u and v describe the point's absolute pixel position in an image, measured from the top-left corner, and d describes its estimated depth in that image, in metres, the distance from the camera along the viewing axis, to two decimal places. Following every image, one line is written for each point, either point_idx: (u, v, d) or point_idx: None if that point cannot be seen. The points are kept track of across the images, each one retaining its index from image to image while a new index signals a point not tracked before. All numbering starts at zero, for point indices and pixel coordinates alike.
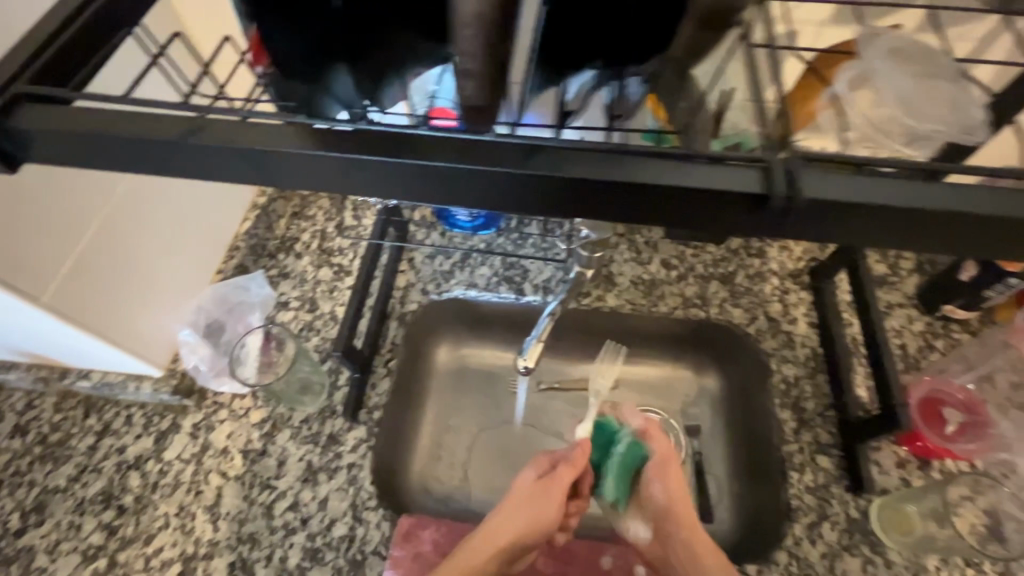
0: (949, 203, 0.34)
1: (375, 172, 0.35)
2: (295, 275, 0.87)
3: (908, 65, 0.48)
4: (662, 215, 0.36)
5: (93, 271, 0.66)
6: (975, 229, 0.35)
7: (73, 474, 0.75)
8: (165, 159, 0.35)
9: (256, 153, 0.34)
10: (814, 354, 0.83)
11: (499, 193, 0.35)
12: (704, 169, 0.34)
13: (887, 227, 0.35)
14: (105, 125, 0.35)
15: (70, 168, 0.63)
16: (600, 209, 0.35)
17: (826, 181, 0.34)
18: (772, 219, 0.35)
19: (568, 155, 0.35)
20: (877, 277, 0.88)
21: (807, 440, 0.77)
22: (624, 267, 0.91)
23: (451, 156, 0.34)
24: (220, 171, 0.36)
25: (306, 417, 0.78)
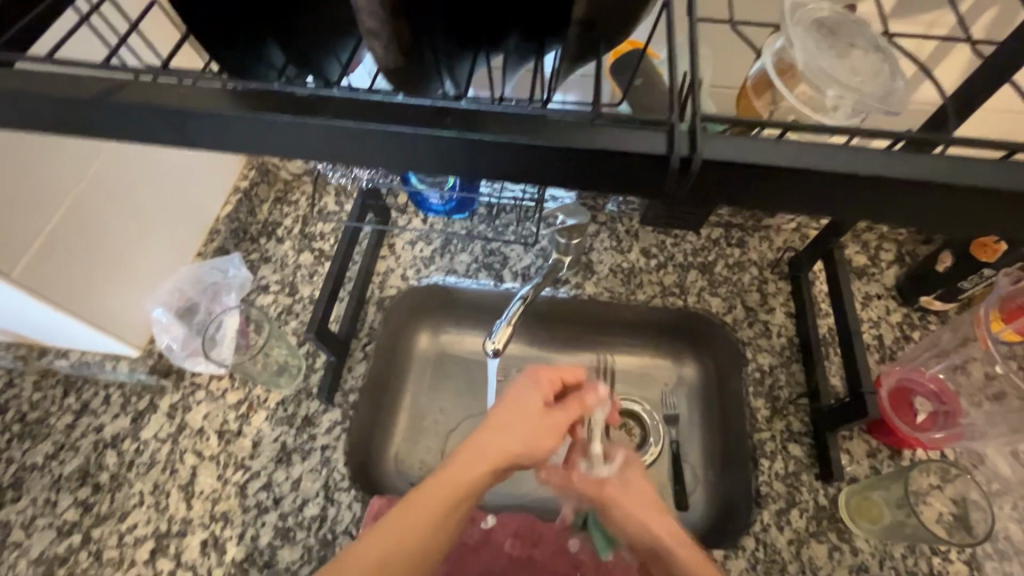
0: (867, 168, 0.33)
1: (289, 133, 0.35)
2: (276, 260, 0.88)
3: (824, 39, 0.45)
4: (587, 179, 0.35)
5: (64, 248, 0.66)
6: (900, 197, 0.34)
7: (51, 451, 0.76)
8: (105, 123, 0.35)
9: (181, 113, 0.34)
10: (790, 343, 0.83)
11: (414, 154, 0.35)
12: (614, 130, 0.34)
13: (819, 194, 0.34)
14: (40, 85, 0.35)
15: (41, 140, 0.62)
16: (514, 172, 0.35)
17: (737, 146, 0.33)
18: (685, 183, 0.34)
19: (483, 118, 0.34)
20: (856, 268, 0.88)
21: (779, 429, 0.77)
22: (604, 255, 0.91)
23: (360, 115, 0.34)
24: (142, 132, 0.36)
25: (281, 399, 0.79)
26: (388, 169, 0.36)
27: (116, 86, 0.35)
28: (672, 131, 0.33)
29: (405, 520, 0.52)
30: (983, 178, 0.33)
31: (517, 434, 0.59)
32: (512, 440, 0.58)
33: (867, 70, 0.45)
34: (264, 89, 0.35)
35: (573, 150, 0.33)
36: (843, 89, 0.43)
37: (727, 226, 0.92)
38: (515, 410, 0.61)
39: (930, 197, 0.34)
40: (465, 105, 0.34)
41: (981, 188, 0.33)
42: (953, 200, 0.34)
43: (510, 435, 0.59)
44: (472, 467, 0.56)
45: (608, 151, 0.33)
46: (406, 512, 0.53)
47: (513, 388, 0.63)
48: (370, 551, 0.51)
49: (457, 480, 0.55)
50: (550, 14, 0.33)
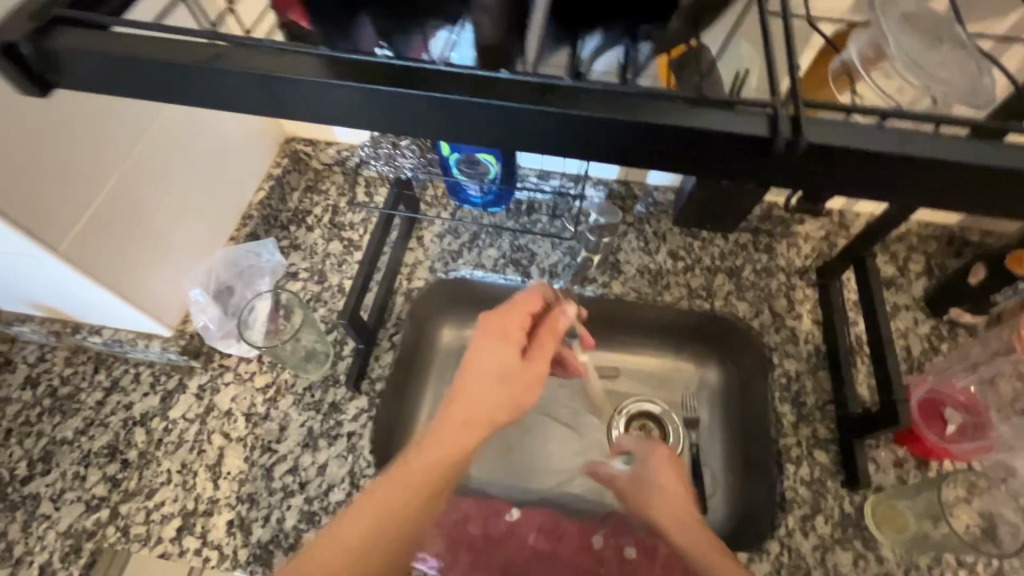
0: (951, 155, 0.34)
1: (388, 104, 0.35)
2: (305, 247, 0.89)
3: (915, 33, 0.46)
4: (680, 159, 0.36)
5: (110, 225, 0.66)
6: (972, 183, 0.34)
7: (80, 427, 0.77)
8: (203, 89, 0.36)
9: (286, 82, 0.35)
10: (817, 350, 0.83)
11: (508, 128, 0.36)
12: (712, 111, 0.34)
13: (900, 179, 0.35)
14: (141, 49, 0.35)
15: (99, 116, 0.62)
16: (604, 150, 0.36)
17: (828, 131, 0.34)
18: (777, 164, 0.35)
19: (582, 96, 0.35)
20: (885, 278, 0.88)
21: (805, 435, 0.77)
22: (632, 255, 0.91)
23: (465, 89, 0.34)
24: (243, 98, 0.36)
25: (308, 385, 0.80)
26: (481, 143, 0.37)
27: (220, 54, 0.35)
28: (774, 114, 0.34)
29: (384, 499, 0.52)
30: None
31: (493, 397, 0.56)
32: (484, 405, 0.56)
33: (953, 65, 0.45)
34: (365, 61, 0.35)
35: (672, 129, 0.34)
36: (927, 78, 0.44)
37: (756, 231, 0.92)
38: (489, 359, 0.58)
39: (1001, 190, 0.35)
40: (563, 82, 0.35)
41: None
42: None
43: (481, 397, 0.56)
44: (455, 431, 0.55)
45: (707, 130, 0.34)
46: (386, 488, 0.52)
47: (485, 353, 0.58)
48: (349, 532, 0.50)
49: (436, 453, 0.54)
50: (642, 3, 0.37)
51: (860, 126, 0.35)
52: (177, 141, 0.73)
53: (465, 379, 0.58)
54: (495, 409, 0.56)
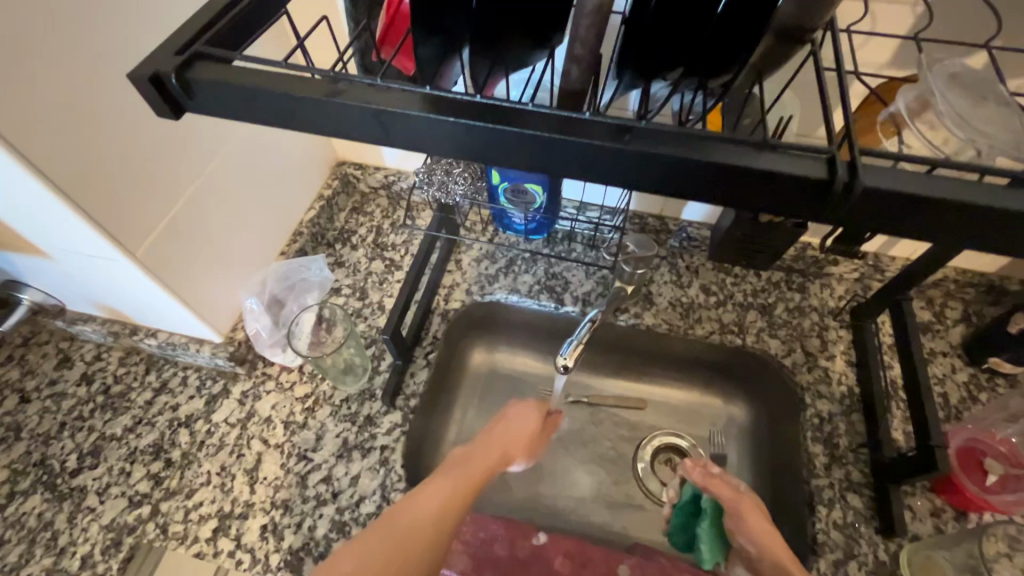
0: (998, 202, 0.35)
1: (477, 136, 0.38)
2: (349, 265, 0.94)
3: (962, 91, 0.49)
4: (742, 198, 0.39)
5: (181, 234, 0.71)
6: (1015, 231, 0.36)
7: (129, 424, 0.80)
8: (317, 118, 0.40)
9: (389, 114, 0.38)
10: (850, 392, 0.83)
11: (585, 163, 0.39)
12: (776, 155, 0.37)
13: (946, 225, 0.37)
14: (269, 81, 0.39)
15: (186, 135, 0.68)
16: (672, 184, 0.38)
17: (884, 174, 0.36)
18: (837, 206, 0.37)
19: (656, 136, 0.38)
20: (921, 323, 0.88)
21: (838, 477, 0.76)
22: (663, 288, 0.93)
23: (550, 127, 0.38)
24: (350, 128, 0.40)
25: (346, 397, 0.82)
26: (557, 174, 0.40)
27: (335, 88, 0.39)
28: (833, 160, 0.36)
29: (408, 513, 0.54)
30: None
31: (511, 443, 0.70)
32: (499, 449, 0.67)
33: (1000, 121, 0.47)
34: (463, 98, 0.39)
35: (741, 170, 0.37)
36: (972, 131, 0.46)
37: (788, 271, 0.94)
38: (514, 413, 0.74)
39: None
40: (640, 124, 0.38)
41: None
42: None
43: (500, 446, 0.68)
44: (486, 455, 0.65)
45: (775, 172, 0.36)
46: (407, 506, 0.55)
47: (514, 406, 0.74)
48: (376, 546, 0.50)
49: (458, 477, 0.60)
50: (721, 54, 0.40)
51: (916, 171, 0.37)
52: (246, 162, 0.79)
53: (489, 433, 0.70)
54: (512, 449, 0.69)
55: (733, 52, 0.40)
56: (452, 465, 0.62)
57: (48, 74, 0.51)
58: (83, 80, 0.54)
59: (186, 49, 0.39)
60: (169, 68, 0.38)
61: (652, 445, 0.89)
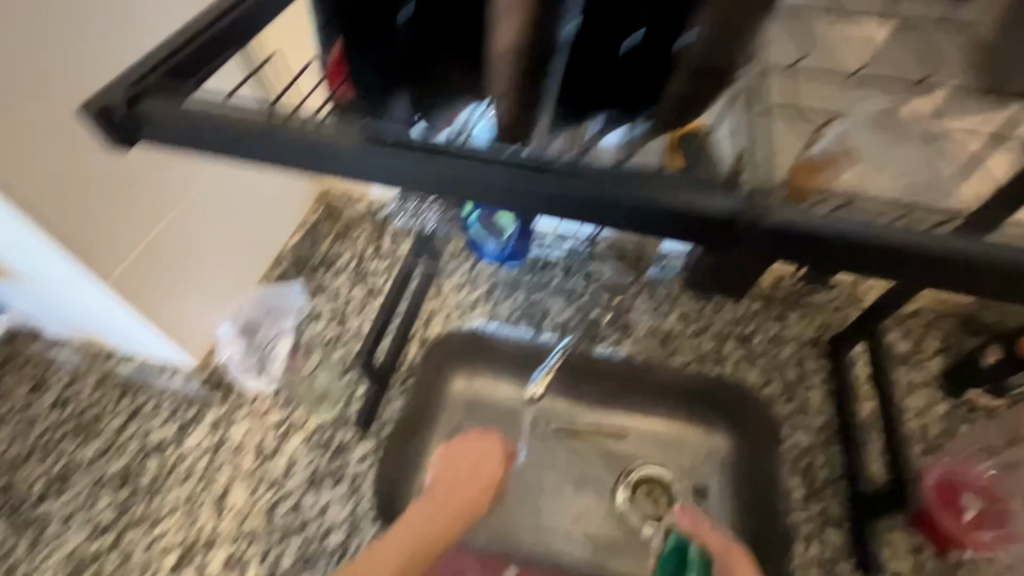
0: (974, 252, 0.34)
1: (430, 175, 0.36)
2: (330, 290, 0.93)
3: (882, 133, 0.51)
4: (709, 240, 0.37)
5: (157, 260, 0.71)
6: (992, 279, 0.35)
7: (99, 450, 0.79)
8: (257, 150, 0.36)
9: (337, 149, 0.36)
10: (828, 424, 0.82)
11: (546, 202, 0.36)
12: (746, 198, 0.35)
13: (920, 271, 0.35)
14: (202, 110, 0.36)
15: (161, 163, 0.68)
16: (635, 223, 0.37)
17: (855, 220, 0.35)
18: (806, 251, 0.36)
19: (618, 178, 0.36)
20: (899, 354, 0.87)
21: (815, 511, 0.77)
22: (643, 315, 0.93)
23: (509, 167, 0.36)
24: (294, 161, 0.37)
25: (320, 424, 0.81)
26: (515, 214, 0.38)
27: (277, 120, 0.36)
28: (791, 205, 0.35)
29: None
30: None
31: (477, 478, 0.62)
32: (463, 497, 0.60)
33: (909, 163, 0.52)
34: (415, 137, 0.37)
35: (708, 212, 0.35)
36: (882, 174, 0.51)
37: (767, 299, 0.93)
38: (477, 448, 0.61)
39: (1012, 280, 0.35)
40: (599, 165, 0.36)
41: None
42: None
43: (465, 486, 0.61)
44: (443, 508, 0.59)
45: (745, 216, 0.35)
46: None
47: (470, 445, 0.61)
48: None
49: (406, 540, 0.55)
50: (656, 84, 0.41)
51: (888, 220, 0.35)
52: (222, 192, 0.79)
53: (453, 466, 0.63)
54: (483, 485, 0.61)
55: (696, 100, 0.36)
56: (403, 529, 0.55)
57: (20, 101, 0.53)
58: (57, 108, 0.56)
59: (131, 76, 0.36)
60: (120, 99, 0.35)
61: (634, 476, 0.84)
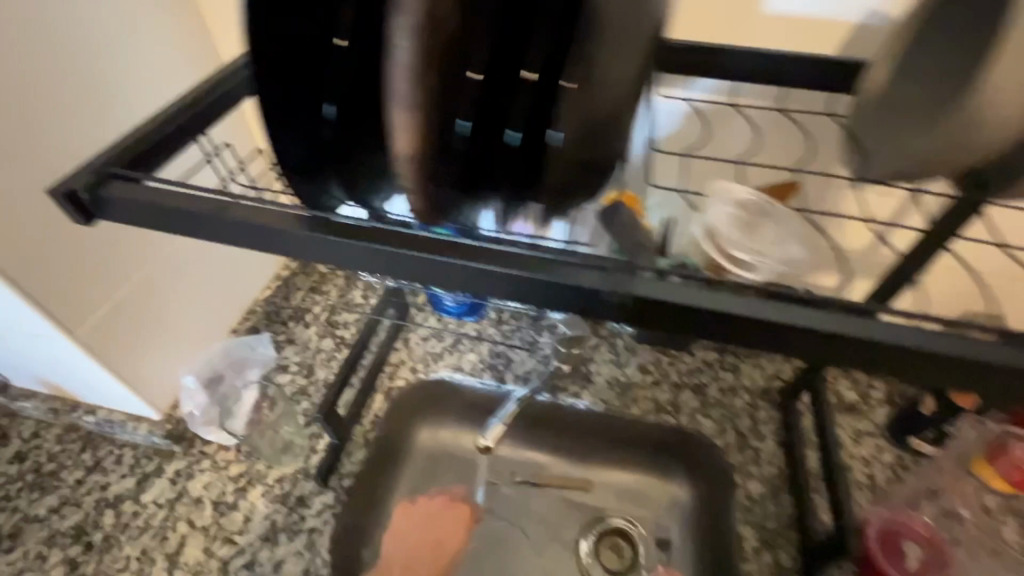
0: (866, 336, 0.37)
1: (374, 258, 0.39)
2: (300, 342, 0.95)
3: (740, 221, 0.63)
4: (637, 318, 0.39)
5: (126, 317, 0.74)
6: (886, 356, 0.38)
7: (54, 505, 0.79)
8: (215, 232, 0.39)
9: (284, 233, 0.39)
10: (780, 472, 0.84)
11: (484, 285, 0.39)
12: (667, 286, 0.39)
13: (818, 348, 0.39)
14: (169, 199, 0.39)
15: (128, 227, 0.71)
16: (565, 304, 0.40)
17: (753, 304, 0.38)
18: (718, 330, 0.39)
19: (547, 265, 0.39)
20: (847, 404, 0.91)
21: (766, 562, 0.77)
22: (603, 366, 0.97)
23: (444, 251, 0.38)
24: (243, 241, 0.40)
25: (280, 477, 0.82)
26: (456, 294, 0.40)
27: (229, 206, 0.39)
28: (706, 292, 0.39)
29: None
30: (965, 349, 0.37)
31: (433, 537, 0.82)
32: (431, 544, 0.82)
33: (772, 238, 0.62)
34: (359, 223, 0.40)
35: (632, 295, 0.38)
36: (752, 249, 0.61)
37: (720, 351, 0.98)
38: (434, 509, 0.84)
39: (945, 364, 0.37)
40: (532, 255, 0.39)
41: (961, 358, 0.37)
42: (970, 364, 0.37)
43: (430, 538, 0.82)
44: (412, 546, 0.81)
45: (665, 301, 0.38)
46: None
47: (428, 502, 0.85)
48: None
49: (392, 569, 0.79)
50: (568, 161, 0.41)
51: (808, 309, 0.39)
52: (192, 252, 0.82)
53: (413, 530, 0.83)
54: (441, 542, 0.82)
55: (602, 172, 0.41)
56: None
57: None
58: (36, 179, 0.62)
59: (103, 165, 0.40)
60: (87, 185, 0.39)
61: (603, 527, 0.85)
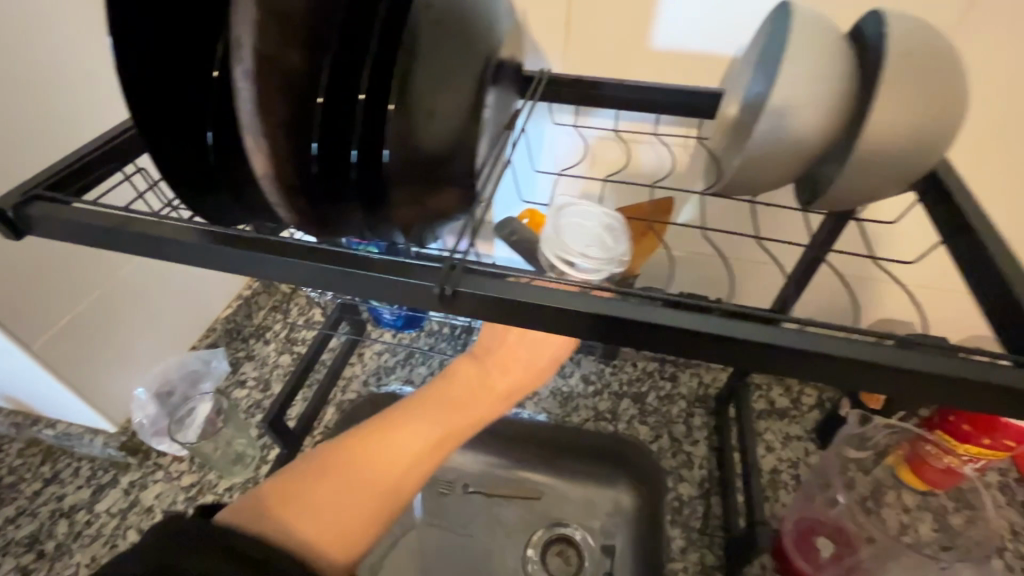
0: (769, 342, 0.37)
1: (255, 264, 0.40)
2: (258, 358, 1.00)
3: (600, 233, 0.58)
4: (526, 322, 0.38)
5: (77, 332, 0.78)
6: (798, 364, 0.37)
7: (10, 515, 0.82)
8: (113, 243, 0.42)
9: (170, 241, 0.41)
10: (710, 475, 0.88)
11: (359, 289, 0.40)
12: (559, 292, 0.38)
13: (725, 355, 0.38)
14: (78, 213, 0.42)
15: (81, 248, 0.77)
16: (430, 305, 0.39)
17: (654, 309, 0.38)
18: (613, 335, 0.38)
19: (414, 266, 0.39)
20: (779, 409, 0.95)
21: (692, 561, 0.80)
22: (548, 378, 1.02)
23: (316, 257, 0.39)
24: (138, 250, 0.42)
25: (230, 486, 0.86)
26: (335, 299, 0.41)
27: (125, 219, 0.42)
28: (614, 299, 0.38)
29: (375, 469, 0.56)
30: (870, 354, 0.36)
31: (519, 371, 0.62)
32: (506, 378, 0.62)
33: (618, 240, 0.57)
34: (242, 232, 0.41)
35: (510, 301, 0.38)
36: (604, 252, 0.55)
37: (661, 361, 1.02)
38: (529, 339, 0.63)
39: (796, 356, 0.37)
40: (403, 258, 0.40)
41: (862, 360, 0.36)
42: (860, 361, 0.36)
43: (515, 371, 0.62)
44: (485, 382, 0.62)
45: (551, 305, 0.38)
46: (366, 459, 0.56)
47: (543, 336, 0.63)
48: (329, 502, 0.53)
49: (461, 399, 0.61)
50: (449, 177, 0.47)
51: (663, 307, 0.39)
52: (146, 270, 0.88)
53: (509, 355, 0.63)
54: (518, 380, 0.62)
55: (475, 180, 0.44)
56: (454, 390, 0.62)
57: None
58: None
59: (22, 185, 0.43)
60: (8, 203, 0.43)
61: (551, 534, 0.86)
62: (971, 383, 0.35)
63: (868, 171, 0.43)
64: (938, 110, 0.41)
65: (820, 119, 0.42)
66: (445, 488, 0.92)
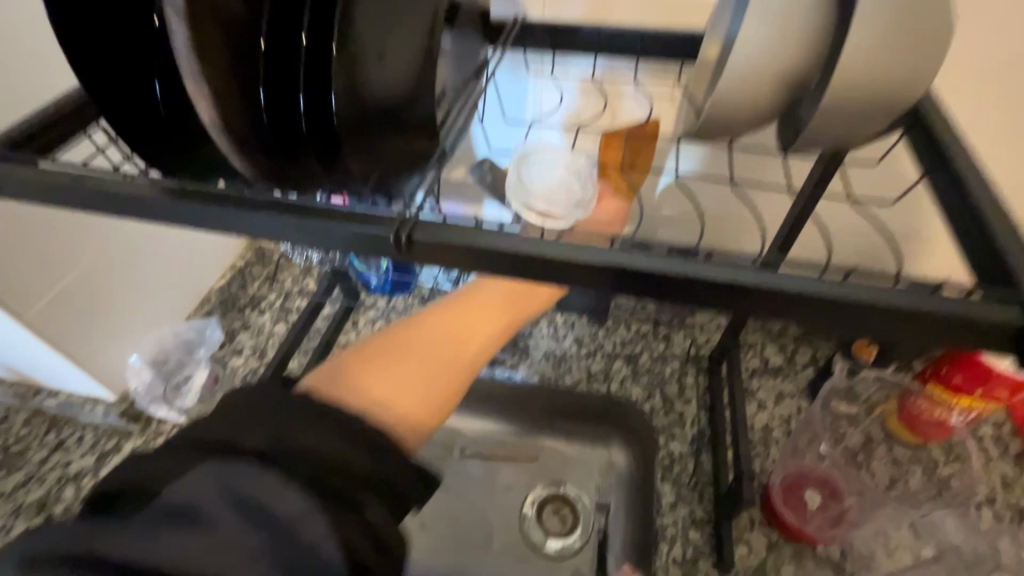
0: (751, 283, 0.35)
1: (215, 218, 0.40)
2: (253, 328, 1.00)
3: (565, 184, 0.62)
4: (494, 271, 0.38)
5: (68, 302, 0.79)
6: (781, 307, 0.36)
7: (19, 481, 0.84)
8: (73, 201, 0.41)
9: (129, 199, 0.40)
10: (701, 433, 0.89)
11: (320, 241, 0.39)
12: (527, 240, 0.37)
13: (703, 298, 0.36)
14: (37, 173, 0.42)
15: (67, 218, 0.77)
16: (393, 256, 0.39)
17: (630, 253, 0.37)
18: (580, 280, 0.38)
19: (374, 218, 0.39)
20: (773, 367, 0.95)
21: (681, 515, 0.82)
22: (541, 341, 1.01)
23: (274, 209, 0.39)
24: (99, 208, 0.42)
25: None
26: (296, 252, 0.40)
27: (83, 177, 0.41)
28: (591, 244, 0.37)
29: (435, 351, 0.51)
30: (860, 292, 0.34)
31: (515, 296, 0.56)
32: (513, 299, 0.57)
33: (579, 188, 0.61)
34: (200, 187, 0.41)
35: (474, 251, 0.37)
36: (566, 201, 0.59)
37: (655, 322, 1.02)
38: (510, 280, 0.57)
39: (780, 297, 0.35)
40: (364, 209, 0.39)
41: (847, 300, 0.34)
42: (851, 303, 0.34)
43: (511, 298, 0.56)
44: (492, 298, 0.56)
45: (516, 253, 0.37)
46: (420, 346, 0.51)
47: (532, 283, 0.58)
48: (402, 378, 0.48)
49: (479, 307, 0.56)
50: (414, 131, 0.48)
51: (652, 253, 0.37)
52: (134, 241, 0.88)
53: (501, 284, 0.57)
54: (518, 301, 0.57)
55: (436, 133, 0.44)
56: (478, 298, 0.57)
57: None
58: None
59: None
60: None
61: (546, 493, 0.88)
62: (968, 321, 0.33)
63: (845, 110, 0.41)
64: (916, 42, 0.39)
65: (791, 56, 0.41)
66: (440, 451, 0.93)
